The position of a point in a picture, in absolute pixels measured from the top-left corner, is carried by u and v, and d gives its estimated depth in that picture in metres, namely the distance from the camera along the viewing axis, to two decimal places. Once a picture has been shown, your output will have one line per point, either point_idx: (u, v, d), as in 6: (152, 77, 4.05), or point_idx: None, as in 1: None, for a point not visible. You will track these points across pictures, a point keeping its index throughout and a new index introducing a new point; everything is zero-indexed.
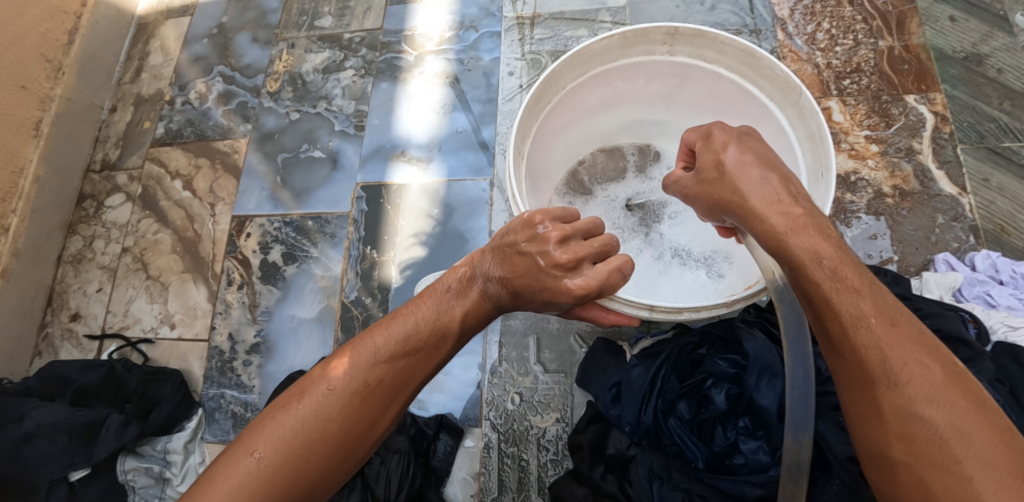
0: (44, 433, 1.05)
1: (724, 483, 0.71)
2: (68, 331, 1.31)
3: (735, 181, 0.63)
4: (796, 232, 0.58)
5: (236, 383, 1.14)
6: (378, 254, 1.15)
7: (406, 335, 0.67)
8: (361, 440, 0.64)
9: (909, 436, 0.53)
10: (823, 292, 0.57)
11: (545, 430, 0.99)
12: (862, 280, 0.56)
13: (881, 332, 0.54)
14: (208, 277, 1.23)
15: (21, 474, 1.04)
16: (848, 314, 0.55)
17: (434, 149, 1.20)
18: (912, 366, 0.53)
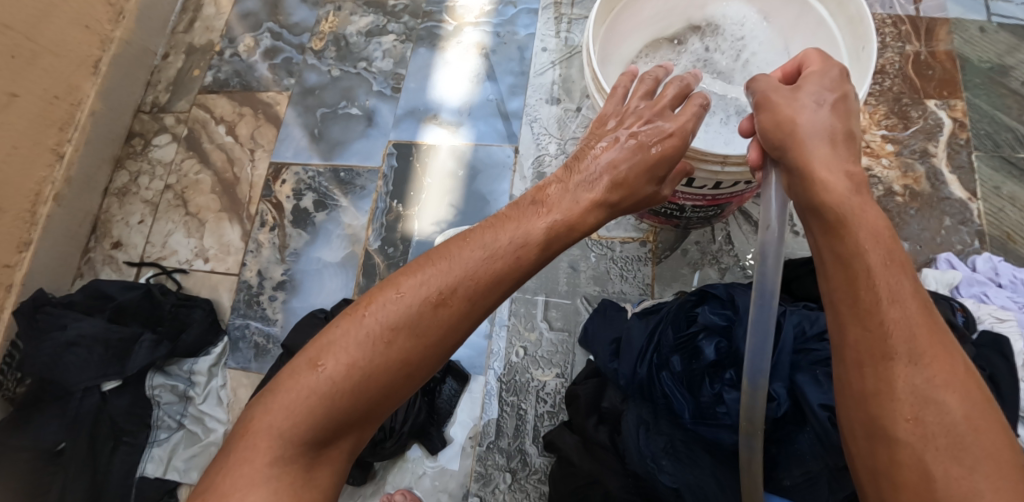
0: (84, 343, 1.17)
1: (704, 430, 0.77)
2: (109, 257, 1.40)
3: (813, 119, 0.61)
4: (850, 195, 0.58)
5: (261, 315, 1.22)
6: (403, 208, 1.21)
7: (482, 251, 0.63)
8: (434, 354, 0.61)
9: (918, 418, 0.50)
10: (863, 260, 0.54)
11: (545, 383, 1.05)
12: (901, 262, 0.54)
13: (912, 315, 0.52)
14: (243, 217, 1.31)
15: (61, 376, 1.16)
16: (883, 287, 0.53)
17: (465, 115, 1.26)
18: (938, 352, 0.51)
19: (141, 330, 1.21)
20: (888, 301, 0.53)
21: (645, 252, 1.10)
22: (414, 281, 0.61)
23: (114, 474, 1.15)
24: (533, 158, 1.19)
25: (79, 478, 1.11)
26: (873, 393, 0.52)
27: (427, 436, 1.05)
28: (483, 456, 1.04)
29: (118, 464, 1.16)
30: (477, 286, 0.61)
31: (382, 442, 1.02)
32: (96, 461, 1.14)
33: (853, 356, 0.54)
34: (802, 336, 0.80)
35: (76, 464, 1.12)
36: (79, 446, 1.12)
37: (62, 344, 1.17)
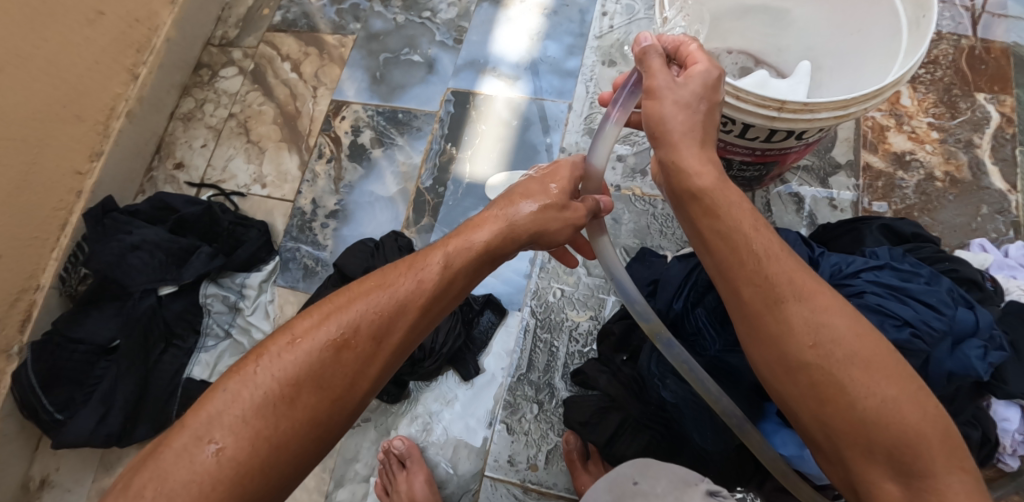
0: (147, 248, 1.26)
1: (734, 358, 0.83)
2: (171, 177, 1.47)
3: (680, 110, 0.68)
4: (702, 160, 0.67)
5: (313, 240, 1.28)
6: (456, 151, 1.26)
7: (372, 295, 0.65)
8: (344, 406, 0.61)
9: (820, 343, 0.59)
10: (735, 218, 0.64)
11: (578, 324, 1.10)
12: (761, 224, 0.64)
13: (782, 258, 0.62)
14: (302, 148, 1.37)
15: (123, 277, 1.24)
16: (753, 239, 0.63)
17: (523, 69, 1.30)
18: (811, 287, 0.61)
19: (198, 244, 1.29)
20: (764, 251, 0.62)
21: None
22: (313, 327, 0.62)
23: (165, 372, 1.24)
24: (585, 115, 1.24)
25: (133, 368, 1.21)
26: (778, 334, 0.60)
27: (462, 363, 1.11)
28: (513, 386, 1.09)
29: (167, 363, 1.25)
30: (375, 326, 0.64)
31: (422, 361, 1.09)
32: (147, 356, 1.23)
33: (764, 299, 0.61)
34: (840, 273, 0.75)
35: (130, 356, 1.20)
36: (132, 341, 1.21)
37: (127, 247, 1.26)
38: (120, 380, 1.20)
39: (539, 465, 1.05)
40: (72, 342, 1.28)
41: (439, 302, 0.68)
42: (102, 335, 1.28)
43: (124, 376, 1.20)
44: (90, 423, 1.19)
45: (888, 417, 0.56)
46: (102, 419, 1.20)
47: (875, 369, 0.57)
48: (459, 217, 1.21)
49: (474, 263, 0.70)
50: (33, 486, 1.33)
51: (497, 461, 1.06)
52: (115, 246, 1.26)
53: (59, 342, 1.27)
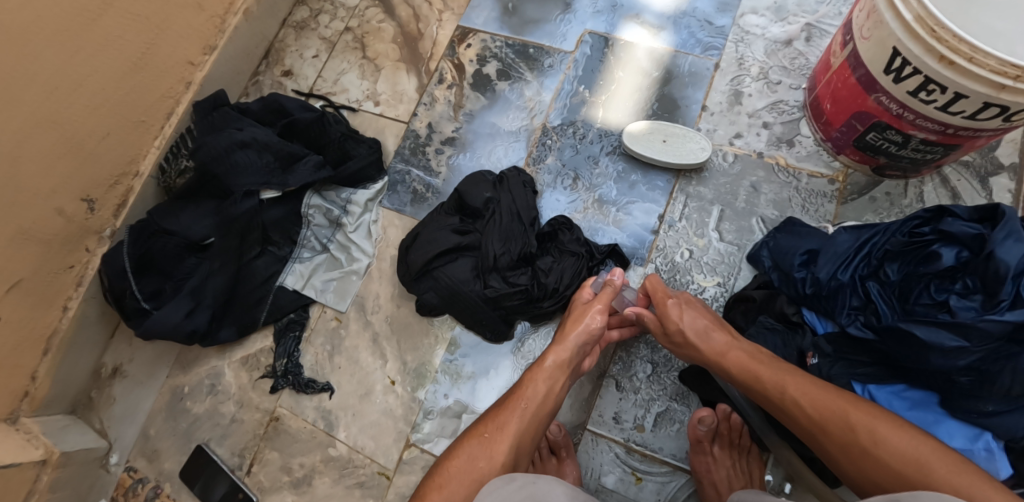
0: (256, 147, 1.21)
1: (921, 331, 0.77)
2: (278, 84, 1.41)
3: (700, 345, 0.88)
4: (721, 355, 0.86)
5: (424, 165, 1.23)
6: (590, 95, 1.20)
7: (500, 403, 0.89)
8: (489, 467, 0.81)
9: (853, 455, 0.72)
10: (754, 371, 0.82)
11: (704, 289, 1.06)
12: (770, 368, 0.81)
13: (798, 390, 0.77)
14: (421, 71, 1.31)
15: (229, 173, 1.20)
16: (773, 381, 0.80)
17: (669, 20, 1.23)
18: (828, 407, 0.74)
19: (307, 154, 1.24)
20: (783, 396, 0.78)
21: (832, 190, 1.08)
22: (463, 442, 0.85)
23: (258, 275, 1.21)
24: (732, 76, 1.17)
25: (226, 266, 1.17)
26: (828, 451, 0.74)
27: None
28: (626, 344, 1.06)
29: (260, 267, 1.21)
30: (501, 418, 0.86)
31: (540, 301, 1.03)
32: (240, 255, 1.19)
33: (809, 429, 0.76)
34: None
35: (224, 254, 1.17)
36: (226, 235, 1.16)
37: (235, 143, 1.21)
38: (211, 276, 1.17)
39: (646, 427, 1.02)
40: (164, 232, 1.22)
41: (547, 405, 0.88)
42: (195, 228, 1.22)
43: (217, 273, 1.16)
44: (179, 315, 1.15)
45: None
46: (190, 313, 1.16)
47: (913, 465, 0.67)
48: (586, 161, 1.16)
49: (558, 373, 0.90)
50: (105, 374, 1.31)
51: (602, 416, 1.03)
52: (224, 140, 1.21)
53: (153, 231, 1.23)
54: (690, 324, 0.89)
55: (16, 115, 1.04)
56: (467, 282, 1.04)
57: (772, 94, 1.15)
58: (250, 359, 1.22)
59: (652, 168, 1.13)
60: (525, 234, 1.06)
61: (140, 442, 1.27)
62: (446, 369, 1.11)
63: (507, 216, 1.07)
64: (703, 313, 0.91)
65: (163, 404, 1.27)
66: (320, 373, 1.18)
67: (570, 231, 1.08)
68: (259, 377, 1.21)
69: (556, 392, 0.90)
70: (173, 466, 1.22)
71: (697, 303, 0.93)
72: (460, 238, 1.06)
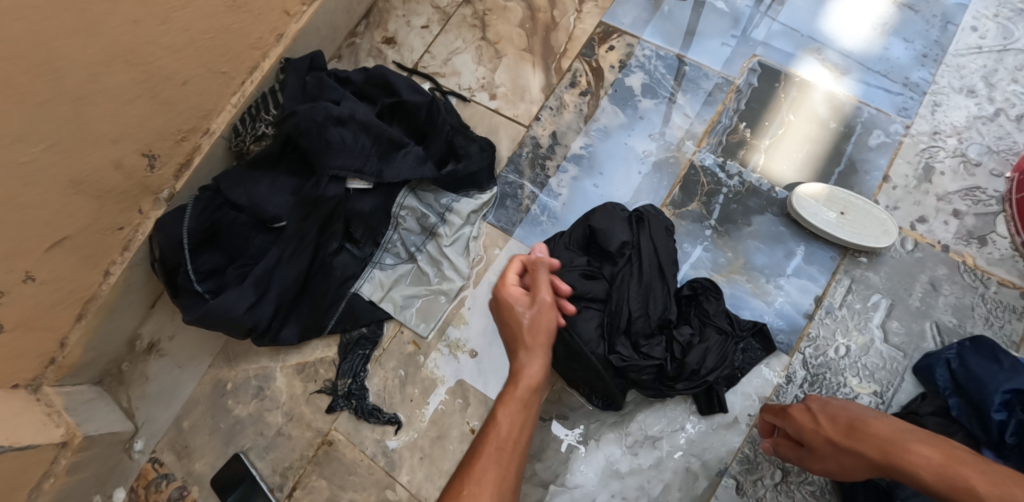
0: (354, 126, 1.02)
1: None
2: (376, 50, 1.21)
3: (877, 438, 0.73)
4: (902, 451, 0.70)
5: (542, 182, 1.07)
6: (751, 136, 1.03)
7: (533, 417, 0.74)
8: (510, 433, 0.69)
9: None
10: (962, 480, 0.65)
11: (857, 395, 0.91)
12: (968, 462, 0.66)
13: None
14: (551, 68, 1.13)
15: (321, 151, 1.01)
16: (993, 491, 0.63)
17: (856, 64, 1.05)
18: None
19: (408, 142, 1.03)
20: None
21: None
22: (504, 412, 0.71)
23: (337, 273, 1.04)
24: (922, 144, 1.00)
25: (296, 255, 1.02)
26: None
27: (706, 395, 0.91)
28: (758, 441, 0.91)
29: (337, 267, 1.04)
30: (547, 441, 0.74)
31: (672, 381, 0.89)
32: (316, 249, 1.03)
33: None
34: None
35: (296, 241, 1.01)
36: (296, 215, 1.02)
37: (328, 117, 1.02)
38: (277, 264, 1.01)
39: None
40: (233, 206, 1.05)
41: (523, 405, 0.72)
42: (269, 202, 1.04)
43: (284, 260, 1.01)
44: (243, 305, 0.99)
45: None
46: (253, 306, 1.00)
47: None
48: (737, 216, 1.00)
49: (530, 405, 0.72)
50: (140, 348, 1.17)
51: None
52: (318, 109, 1.01)
53: (217, 207, 1.04)
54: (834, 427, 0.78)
55: (88, 47, 0.86)
56: (589, 341, 0.90)
57: (967, 178, 0.98)
58: (307, 368, 1.07)
59: (815, 239, 0.97)
60: (667, 297, 0.91)
61: (171, 433, 1.13)
62: (448, 341, 1.04)
63: (648, 269, 0.91)
64: (846, 410, 0.79)
65: (204, 395, 1.13)
66: (388, 402, 1.03)
67: (716, 299, 0.92)
68: (315, 391, 1.06)
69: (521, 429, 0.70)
70: (205, 469, 1.09)
71: (829, 404, 0.81)
72: (588, 287, 0.91)
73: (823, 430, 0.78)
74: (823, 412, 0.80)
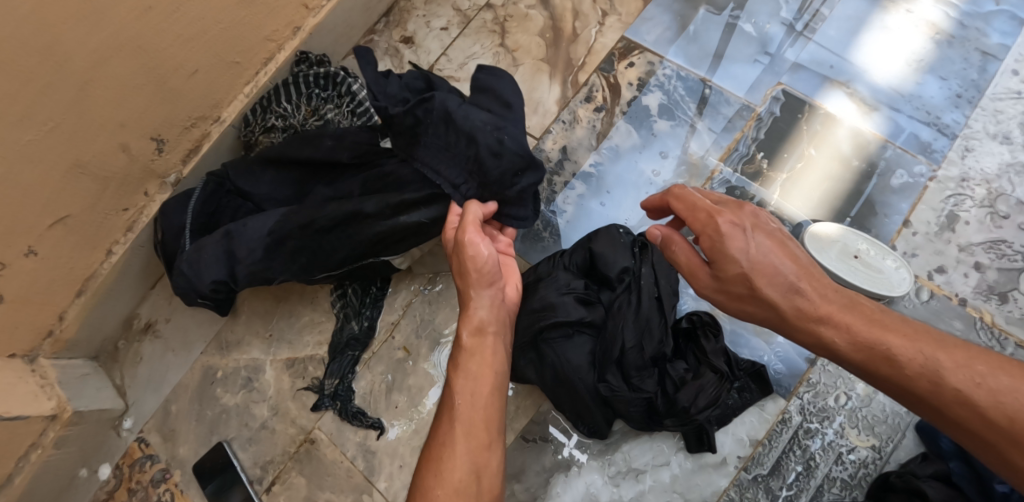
0: (461, 132, 0.81)
1: None
2: (394, 50, 1.20)
3: (790, 285, 0.67)
4: (821, 321, 0.66)
5: (548, 197, 1.05)
6: (767, 167, 1.00)
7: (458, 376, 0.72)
8: (467, 406, 0.68)
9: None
10: (882, 347, 0.64)
11: (853, 448, 0.87)
12: (898, 332, 0.64)
13: (961, 368, 0.60)
14: (567, 80, 1.10)
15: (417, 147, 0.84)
16: (916, 358, 0.62)
17: (886, 100, 1.01)
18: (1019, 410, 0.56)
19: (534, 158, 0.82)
20: (937, 390, 0.61)
21: None
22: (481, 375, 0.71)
23: (326, 258, 0.93)
24: (948, 190, 0.95)
25: (295, 212, 0.93)
26: (1008, 455, 0.57)
27: (696, 435, 0.87)
28: (744, 485, 0.87)
29: (333, 256, 0.93)
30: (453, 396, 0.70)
31: (660, 417, 0.87)
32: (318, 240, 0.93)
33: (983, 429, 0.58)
34: None
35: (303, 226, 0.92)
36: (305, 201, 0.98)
37: (502, 143, 0.80)
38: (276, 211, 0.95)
39: None
40: (240, 194, 1.05)
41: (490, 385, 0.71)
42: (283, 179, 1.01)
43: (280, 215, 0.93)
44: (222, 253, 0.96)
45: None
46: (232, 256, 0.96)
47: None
48: None
49: (483, 336, 0.74)
50: (137, 327, 1.19)
51: None
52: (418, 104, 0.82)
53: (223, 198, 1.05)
54: (754, 262, 0.67)
55: (96, 32, 0.86)
56: (580, 370, 0.86)
57: (994, 230, 0.93)
58: (296, 364, 1.07)
59: None
60: (663, 331, 0.88)
61: (159, 416, 1.14)
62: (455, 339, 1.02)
63: (646, 300, 0.88)
64: (770, 240, 0.68)
65: (193, 382, 1.13)
66: (372, 406, 1.02)
67: (715, 337, 0.88)
68: (301, 388, 1.05)
69: (487, 368, 0.71)
70: (188, 454, 1.10)
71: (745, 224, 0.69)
72: (584, 313, 0.88)
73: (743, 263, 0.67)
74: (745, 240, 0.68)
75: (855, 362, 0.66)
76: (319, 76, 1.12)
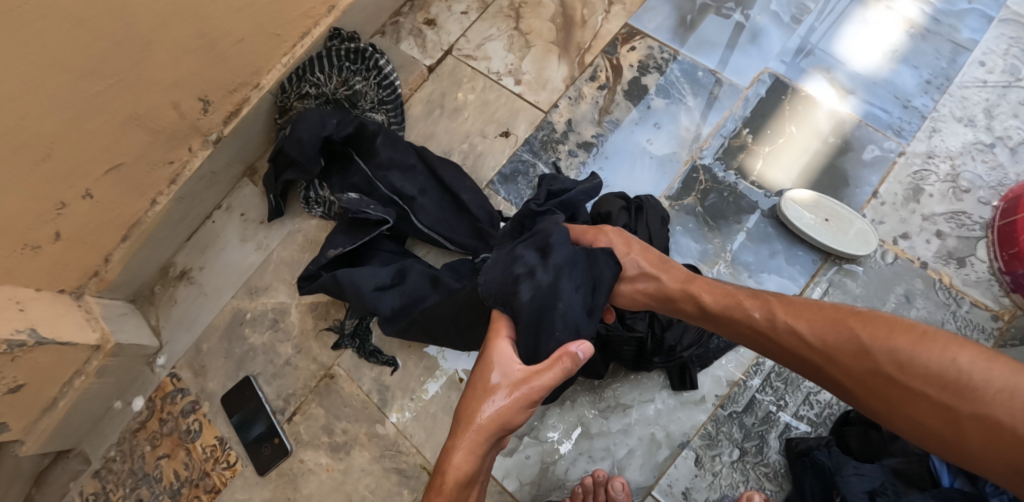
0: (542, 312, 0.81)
1: None
2: (418, 30, 1.32)
3: (661, 269, 0.88)
4: (687, 286, 0.86)
5: (553, 163, 1.16)
6: (752, 141, 1.10)
7: None
8: None
9: (872, 388, 0.70)
10: (733, 300, 0.82)
11: (821, 390, 0.96)
12: (743, 292, 0.83)
13: (786, 309, 0.78)
14: (574, 61, 1.21)
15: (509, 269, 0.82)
16: (756, 304, 0.80)
17: (862, 86, 1.11)
18: (825, 331, 0.73)
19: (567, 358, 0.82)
20: (774, 325, 0.78)
21: (992, 327, 0.97)
22: None
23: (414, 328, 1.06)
24: (915, 166, 1.06)
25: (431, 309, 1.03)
26: (831, 376, 0.74)
27: (680, 373, 0.98)
28: (721, 420, 0.97)
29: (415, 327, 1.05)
30: None
31: (650, 356, 0.96)
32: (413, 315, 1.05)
33: (813, 358, 0.75)
34: None
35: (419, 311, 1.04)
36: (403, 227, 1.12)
37: (554, 306, 0.81)
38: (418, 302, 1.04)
39: None
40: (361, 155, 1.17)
41: None
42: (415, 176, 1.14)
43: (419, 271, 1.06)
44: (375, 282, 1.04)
45: (990, 434, 0.62)
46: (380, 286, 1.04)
47: (940, 385, 0.65)
48: (729, 213, 1.07)
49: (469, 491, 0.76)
50: (173, 274, 1.30)
51: (670, 487, 0.95)
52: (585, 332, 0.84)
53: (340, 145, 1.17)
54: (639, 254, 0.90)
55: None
56: None
57: (955, 202, 1.03)
58: (319, 306, 1.19)
59: (800, 242, 1.04)
60: None
61: (190, 354, 1.25)
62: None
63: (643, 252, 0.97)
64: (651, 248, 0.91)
65: (222, 323, 1.24)
66: (388, 345, 1.13)
67: None
68: (323, 329, 1.17)
69: None
70: (216, 388, 1.21)
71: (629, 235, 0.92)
72: None
73: (634, 258, 0.89)
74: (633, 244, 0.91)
75: (717, 314, 0.84)
76: (350, 51, 1.25)
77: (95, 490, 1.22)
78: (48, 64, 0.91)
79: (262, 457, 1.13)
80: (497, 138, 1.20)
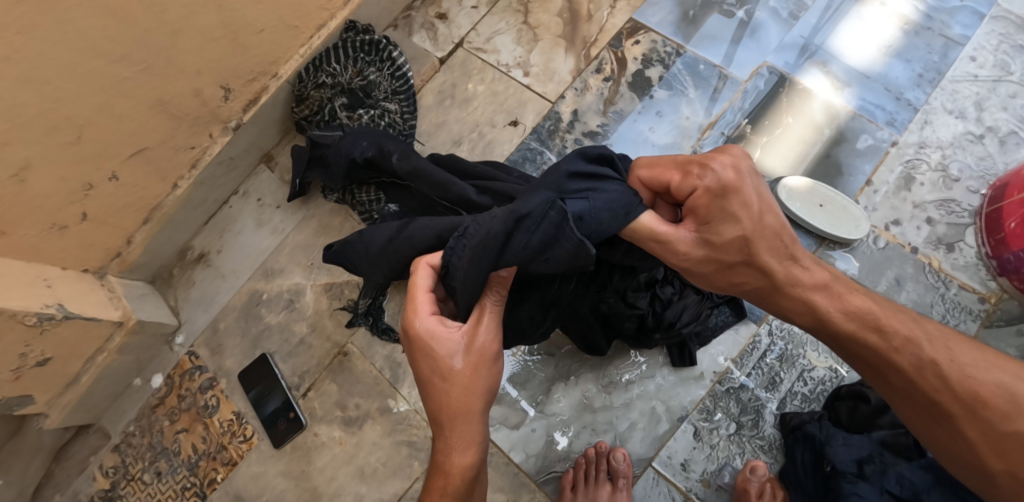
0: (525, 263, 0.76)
1: None
2: (430, 24, 1.36)
3: (765, 249, 0.78)
4: (810, 288, 0.79)
5: (559, 152, 1.21)
6: (751, 131, 1.15)
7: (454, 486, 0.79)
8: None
9: (1001, 448, 0.70)
10: (869, 314, 0.77)
11: (813, 368, 1.01)
12: (884, 309, 0.77)
13: (935, 342, 0.74)
14: (580, 54, 1.26)
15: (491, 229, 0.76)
16: (900, 329, 0.75)
17: (857, 79, 1.16)
18: (974, 379, 0.71)
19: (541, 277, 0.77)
20: (922, 362, 0.74)
21: (980, 309, 1.01)
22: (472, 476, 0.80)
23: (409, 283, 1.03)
24: (907, 157, 1.10)
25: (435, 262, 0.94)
26: (964, 424, 0.72)
27: (679, 350, 1.02)
28: (718, 395, 1.01)
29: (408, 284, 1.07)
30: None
31: (650, 333, 1.00)
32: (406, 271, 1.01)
33: (954, 404, 0.72)
34: None
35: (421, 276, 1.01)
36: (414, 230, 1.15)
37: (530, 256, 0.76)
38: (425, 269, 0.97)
39: (711, 483, 0.99)
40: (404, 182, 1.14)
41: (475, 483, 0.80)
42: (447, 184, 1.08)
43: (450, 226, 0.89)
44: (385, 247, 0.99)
45: None
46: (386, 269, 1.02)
47: None
48: None
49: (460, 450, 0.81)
50: (191, 256, 1.35)
51: (669, 459, 1.00)
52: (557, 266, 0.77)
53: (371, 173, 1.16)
54: (751, 226, 0.78)
55: None
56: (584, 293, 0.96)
57: (945, 190, 1.08)
58: (333, 287, 1.24)
59: (795, 227, 1.08)
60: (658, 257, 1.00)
61: (207, 332, 1.30)
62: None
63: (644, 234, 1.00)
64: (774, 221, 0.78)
65: (239, 303, 1.29)
66: (399, 323, 1.19)
67: None
68: (338, 308, 1.23)
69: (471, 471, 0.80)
70: (233, 365, 1.26)
71: (750, 185, 0.78)
72: None
73: (741, 227, 0.78)
74: (750, 202, 0.77)
75: (848, 331, 0.78)
76: (364, 43, 1.29)
77: (116, 464, 1.25)
78: (81, 51, 0.96)
79: (277, 432, 1.19)
80: (506, 128, 1.25)
